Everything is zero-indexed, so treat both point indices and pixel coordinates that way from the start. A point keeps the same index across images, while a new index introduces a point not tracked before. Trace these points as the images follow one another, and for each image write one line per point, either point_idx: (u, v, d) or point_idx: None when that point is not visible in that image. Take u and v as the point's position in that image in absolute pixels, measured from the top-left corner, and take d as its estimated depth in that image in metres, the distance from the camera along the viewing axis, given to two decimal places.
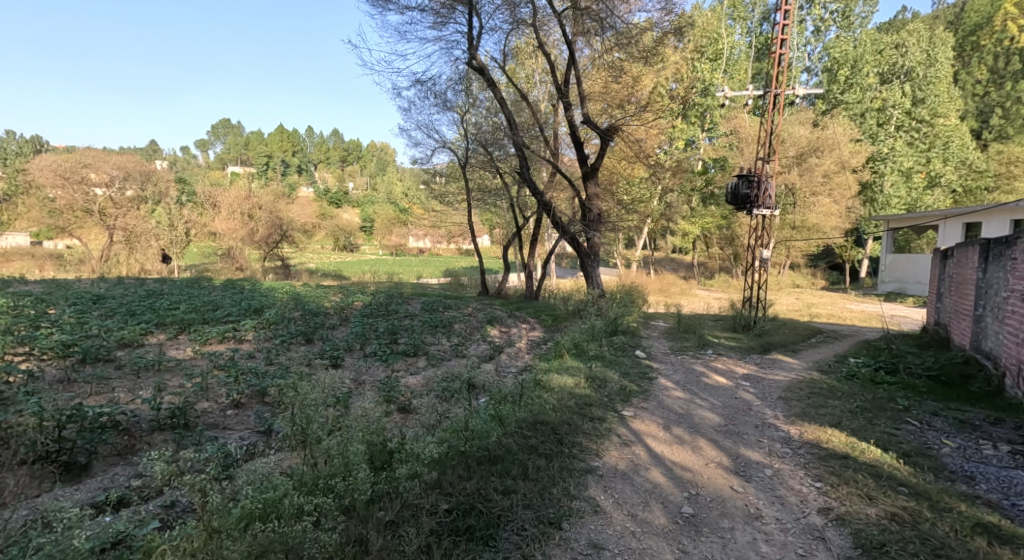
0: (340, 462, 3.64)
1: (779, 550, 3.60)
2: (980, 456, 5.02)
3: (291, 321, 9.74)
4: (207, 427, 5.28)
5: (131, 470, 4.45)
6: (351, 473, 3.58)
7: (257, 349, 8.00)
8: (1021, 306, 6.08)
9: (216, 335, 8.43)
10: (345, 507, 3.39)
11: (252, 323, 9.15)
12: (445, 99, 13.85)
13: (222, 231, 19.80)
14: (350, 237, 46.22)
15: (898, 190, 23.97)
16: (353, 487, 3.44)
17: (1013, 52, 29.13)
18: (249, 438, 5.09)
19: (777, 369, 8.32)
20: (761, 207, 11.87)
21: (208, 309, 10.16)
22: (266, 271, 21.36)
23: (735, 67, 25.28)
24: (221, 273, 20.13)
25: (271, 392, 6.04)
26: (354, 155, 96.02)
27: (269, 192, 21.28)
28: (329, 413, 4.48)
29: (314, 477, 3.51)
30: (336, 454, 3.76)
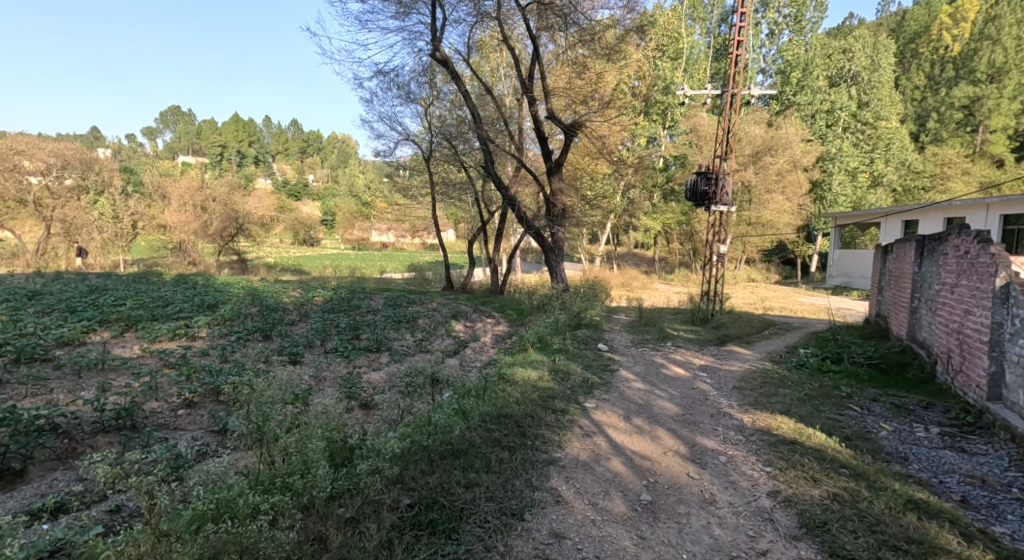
0: (299, 460, 3.62)
1: (731, 532, 3.79)
2: (914, 438, 5.38)
3: (248, 317, 9.54)
4: (156, 428, 5.17)
5: (72, 474, 4.33)
6: (310, 471, 3.57)
7: (210, 346, 7.82)
8: (951, 298, 6.51)
9: (166, 332, 8.19)
10: (304, 505, 3.40)
11: (205, 320, 8.93)
12: (409, 90, 13.75)
13: (173, 224, 19.02)
14: (311, 231, 45.32)
15: (845, 189, 25.10)
16: (311, 485, 3.43)
17: (948, 59, 30.81)
18: (202, 438, 5.01)
19: (732, 360, 8.66)
20: (719, 204, 12.24)
21: (158, 305, 9.84)
22: (221, 266, 20.78)
23: (695, 66, 25.83)
24: (173, 267, 19.49)
25: (225, 390, 5.94)
26: (314, 146, 93.91)
27: (224, 183, 20.66)
28: (286, 410, 4.46)
29: (271, 475, 3.49)
30: (294, 452, 3.75)
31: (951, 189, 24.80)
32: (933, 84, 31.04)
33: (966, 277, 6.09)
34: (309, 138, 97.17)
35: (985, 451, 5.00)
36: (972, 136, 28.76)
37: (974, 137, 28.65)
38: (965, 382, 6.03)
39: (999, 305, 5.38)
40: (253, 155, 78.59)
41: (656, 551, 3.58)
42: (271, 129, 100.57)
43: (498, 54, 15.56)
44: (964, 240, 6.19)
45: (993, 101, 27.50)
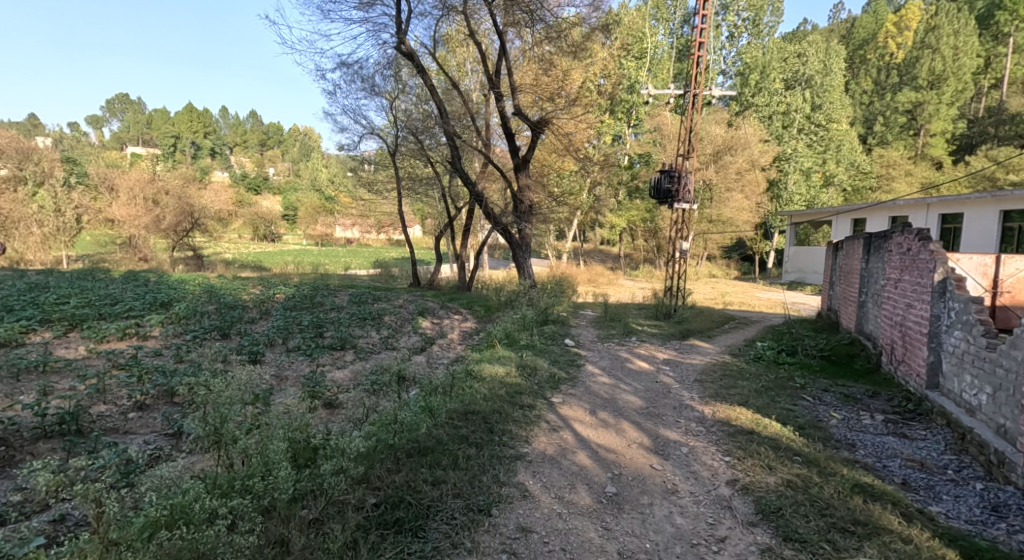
0: (260, 462, 3.61)
1: (692, 521, 3.94)
2: (861, 426, 5.67)
3: (205, 315, 9.33)
4: (105, 432, 5.04)
5: (9, 483, 4.18)
6: (271, 472, 3.56)
7: (164, 346, 7.63)
8: (895, 292, 6.87)
9: (115, 331, 7.92)
10: (265, 507, 3.38)
11: (158, 318, 8.69)
12: (373, 83, 13.61)
13: (121, 218, 18.24)
14: (272, 226, 44.31)
15: (799, 188, 26.02)
16: (272, 487, 3.42)
17: (892, 66, 32.39)
18: (155, 441, 4.92)
19: (693, 354, 8.94)
20: (681, 201, 12.55)
21: (105, 304, 9.51)
22: (175, 261, 20.15)
23: (659, 66, 26.37)
24: (122, 264, 18.75)
25: (179, 391, 5.83)
26: (274, 139, 91.69)
27: (177, 176, 19.99)
28: (245, 410, 4.42)
29: (230, 478, 3.48)
30: (255, 453, 3.72)
31: (896, 190, 26.03)
32: (880, 89, 32.50)
33: (908, 273, 6.45)
34: (269, 130, 94.90)
35: (924, 436, 5.33)
36: (914, 139, 30.23)
37: (916, 140, 30.12)
38: (907, 372, 6.39)
39: (937, 299, 5.72)
40: (210, 147, 76.23)
41: (621, 541, 3.70)
42: (229, 121, 97.77)
43: (465, 49, 15.53)
44: (906, 237, 6.55)
45: (934, 106, 28.98)
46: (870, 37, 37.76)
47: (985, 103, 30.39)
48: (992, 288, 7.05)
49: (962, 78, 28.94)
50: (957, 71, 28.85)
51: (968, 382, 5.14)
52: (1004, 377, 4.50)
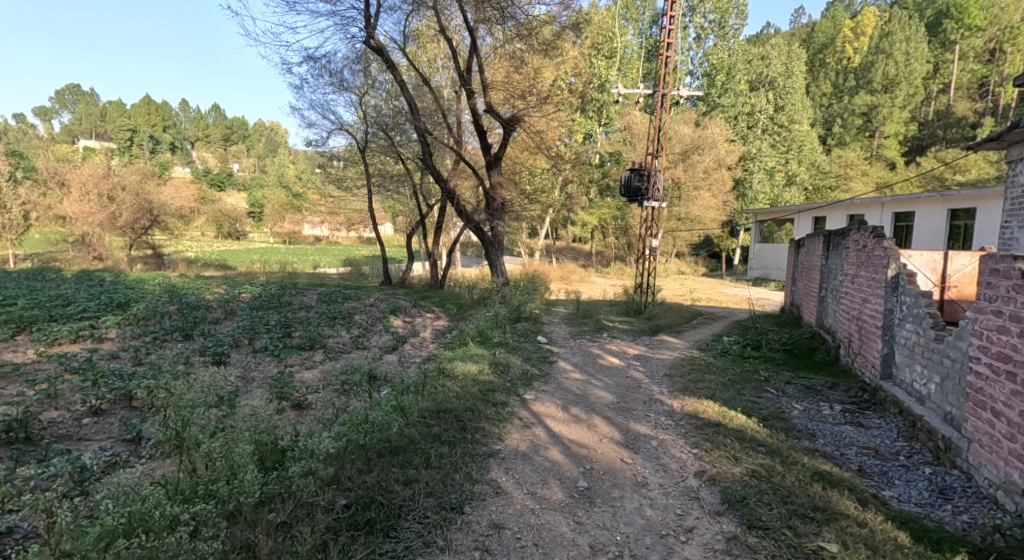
0: (225, 465, 3.57)
1: (661, 512, 4.04)
2: (820, 416, 5.90)
3: (165, 316, 9.11)
4: (56, 440, 4.90)
5: None
6: (236, 476, 3.52)
7: (121, 348, 7.44)
8: (852, 287, 7.16)
9: (68, 334, 7.68)
10: (230, 512, 3.35)
11: (114, 319, 8.45)
12: (341, 78, 13.44)
13: (74, 215, 17.57)
14: (237, 224, 43.35)
15: (764, 187, 26.69)
16: (237, 491, 3.39)
17: (850, 70, 33.55)
18: (112, 447, 4.81)
19: (663, 349, 9.13)
20: (651, 199, 12.74)
21: (57, 305, 9.19)
22: (133, 260, 19.53)
23: (629, 65, 26.71)
24: (75, 262, 18.08)
25: (138, 395, 5.70)
26: (238, 135, 89.61)
27: (134, 171, 19.37)
28: (208, 413, 4.35)
29: (193, 484, 3.43)
30: (219, 457, 3.68)
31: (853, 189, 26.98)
32: (838, 92, 33.61)
33: (864, 269, 6.73)
34: (233, 125, 92.68)
35: (878, 424, 5.57)
36: (869, 140, 31.34)
37: (871, 142, 31.23)
38: (863, 363, 6.66)
39: (890, 293, 5.99)
40: (171, 142, 74.04)
41: (593, 535, 3.77)
42: (191, 115, 95.06)
43: (436, 45, 15.47)
44: (862, 235, 6.84)
45: (889, 109, 30.08)
46: (829, 41, 39.00)
47: (935, 106, 31.72)
48: (940, 283, 7.40)
49: (914, 83, 30.14)
50: (909, 76, 30.10)
51: (919, 372, 5.39)
52: (951, 367, 4.74)
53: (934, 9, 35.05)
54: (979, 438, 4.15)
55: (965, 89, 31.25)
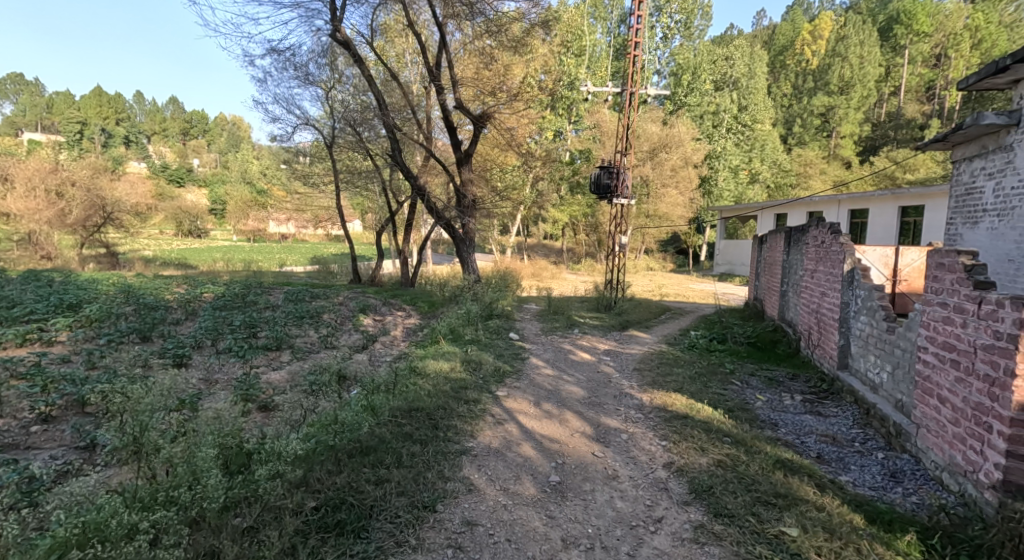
0: (186, 471, 3.52)
1: (631, 503, 4.13)
2: (782, 406, 6.12)
3: (121, 317, 8.85)
4: (4, 450, 4.75)
5: None
6: (199, 481, 3.48)
7: (74, 352, 7.21)
8: (811, 281, 7.43)
9: (14, 337, 7.40)
10: (192, 519, 3.30)
11: (65, 321, 8.19)
12: (307, 72, 13.24)
13: (19, 212, 16.78)
14: (197, 222, 42.15)
15: (728, 184, 27.34)
16: (200, 497, 3.35)
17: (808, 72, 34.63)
18: (64, 456, 4.69)
19: (632, 344, 9.30)
20: (620, 197, 12.88)
21: (3, 307, 8.83)
22: (86, 259, 18.83)
23: (597, 63, 27.00)
24: (21, 262, 17.32)
25: (92, 400, 5.55)
26: (197, 129, 87.11)
27: (85, 166, 18.63)
28: (168, 418, 4.27)
29: (152, 491, 3.37)
30: (181, 462, 3.62)
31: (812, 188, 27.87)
32: (797, 93, 34.62)
33: (822, 264, 6.99)
34: (192, 120, 90.06)
35: (836, 413, 5.81)
36: (827, 140, 32.38)
37: (828, 141, 32.23)
38: (822, 354, 6.94)
39: (846, 287, 6.26)
40: (125, 135, 71.34)
41: (565, 528, 3.82)
42: (148, 109, 91.86)
43: (404, 40, 15.33)
44: (821, 231, 7.09)
45: (845, 110, 31.09)
46: (789, 43, 40.12)
47: (886, 108, 32.98)
48: (892, 277, 7.73)
49: (867, 85, 31.25)
50: (863, 78, 31.17)
51: (873, 362, 5.64)
52: (902, 356, 4.97)
53: (885, 14, 36.40)
54: (928, 423, 4.37)
55: (914, 92, 32.60)
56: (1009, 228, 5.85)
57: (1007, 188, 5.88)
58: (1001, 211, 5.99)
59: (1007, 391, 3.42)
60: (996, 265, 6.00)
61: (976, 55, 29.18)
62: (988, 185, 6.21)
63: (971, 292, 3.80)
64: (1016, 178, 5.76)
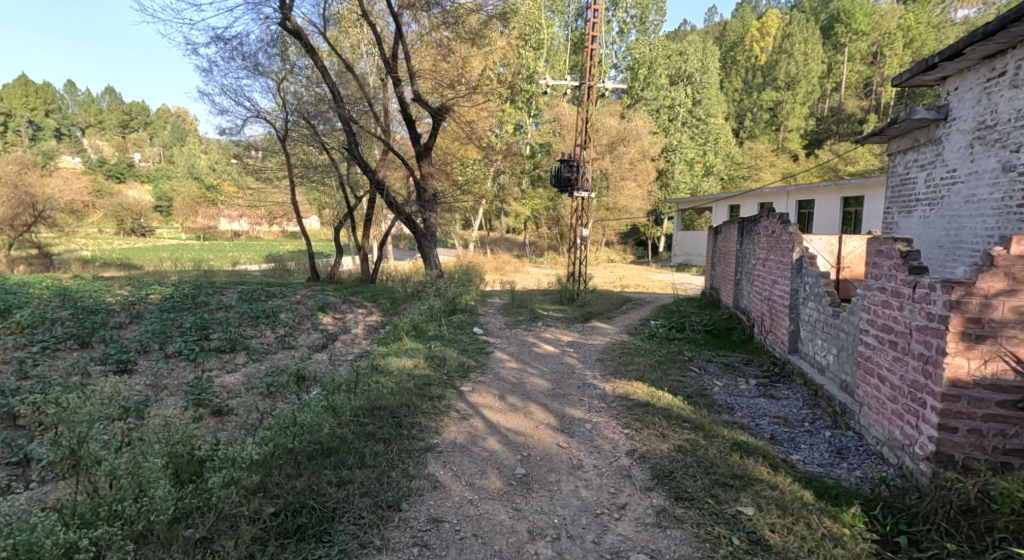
0: (132, 482, 3.40)
1: (596, 492, 4.24)
2: (738, 391, 6.35)
3: (57, 323, 8.47)
4: None
5: None
6: (145, 493, 3.37)
7: (7, 362, 6.87)
8: (763, 270, 7.74)
9: None
10: (139, 533, 3.20)
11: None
12: (256, 62, 12.84)
13: None
14: (140, 219, 40.33)
15: (684, 177, 28.07)
16: (148, 509, 3.25)
17: (758, 68, 35.88)
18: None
19: (595, 335, 9.47)
20: (580, 190, 13.02)
21: None
22: (15, 261, 17.78)
23: (555, 57, 27.28)
24: None
25: (23, 413, 5.32)
26: (137, 121, 83.02)
27: (11, 161, 17.56)
28: (110, 428, 4.10)
29: (95, 506, 3.26)
30: (124, 474, 3.49)
31: (762, 180, 28.90)
32: (747, 88, 35.66)
33: (772, 253, 7.29)
34: (131, 111, 85.74)
35: (787, 395, 6.08)
36: (776, 134, 33.58)
37: (777, 135, 33.47)
38: (774, 340, 7.25)
39: (795, 274, 6.55)
40: (56, 128, 67.39)
41: (531, 520, 3.88)
42: (83, 100, 87.22)
43: (358, 31, 15.02)
44: (771, 221, 7.38)
45: (792, 104, 32.28)
46: (739, 40, 41.25)
47: (829, 103, 34.44)
48: (836, 264, 8.11)
49: (812, 81, 32.49)
50: (807, 75, 32.46)
51: (820, 345, 5.92)
52: (845, 339, 5.24)
53: (827, 14, 37.93)
54: (869, 401, 4.63)
55: (853, 88, 34.15)
56: (939, 217, 6.20)
57: (937, 178, 6.24)
58: (932, 200, 6.35)
59: (938, 369, 3.64)
60: (928, 252, 6.37)
61: (908, 53, 30.80)
62: (920, 176, 6.57)
63: (907, 276, 4.03)
64: (945, 169, 6.11)
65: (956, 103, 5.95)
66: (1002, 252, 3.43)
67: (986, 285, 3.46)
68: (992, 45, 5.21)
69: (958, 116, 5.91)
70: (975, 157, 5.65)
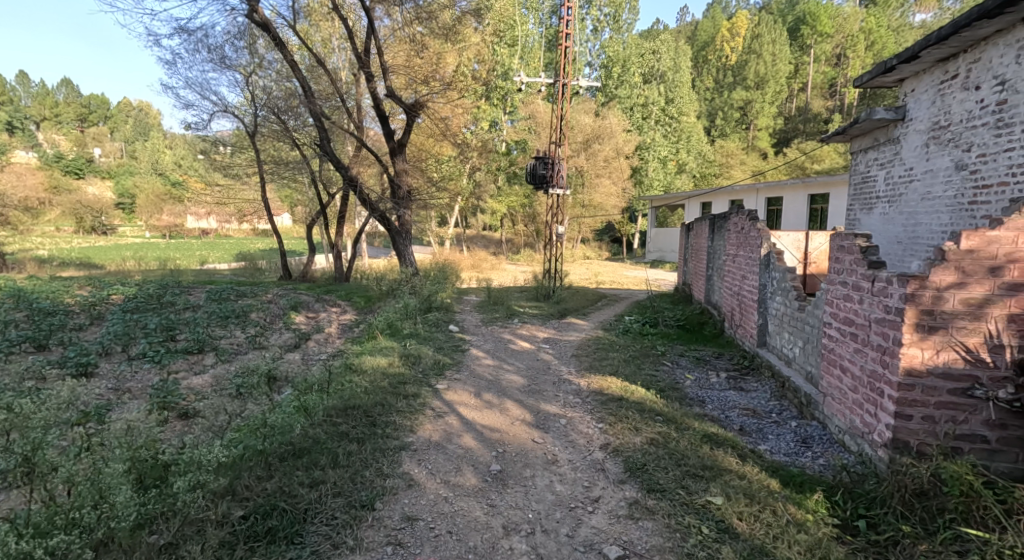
0: (91, 490, 3.29)
1: (570, 486, 4.29)
2: (708, 384, 6.48)
3: (11, 325, 8.20)
4: None
5: None
6: (106, 498, 3.27)
7: None
8: (732, 266, 7.92)
9: None
10: (99, 542, 3.10)
11: None
12: (222, 55, 12.57)
13: None
14: (101, 217, 39.09)
15: (658, 174, 28.40)
16: (108, 516, 3.16)
17: (728, 66, 36.48)
18: None
19: (570, 331, 9.54)
20: (556, 187, 13.06)
21: None
22: None
23: (530, 54, 27.36)
24: None
25: None
26: (97, 115, 80.35)
27: None
28: (68, 433, 3.98)
29: (51, 514, 3.14)
30: (83, 480, 3.39)
31: (733, 178, 29.47)
32: (718, 88, 36.22)
33: (742, 250, 7.46)
34: (89, 104, 82.66)
35: (755, 387, 6.24)
36: (745, 133, 34.24)
37: (747, 133, 34.10)
38: (743, 334, 7.43)
39: (764, 269, 6.72)
40: (10, 121, 64.70)
41: (505, 516, 3.91)
42: (38, 93, 83.94)
43: (330, 25, 14.83)
44: (741, 218, 7.54)
45: (760, 104, 32.95)
46: (710, 40, 41.84)
47: (796, 103, 35.20)
48: (803, 260, 8.33)
49: (779, 82, 33.25)
50: (775, 75, 33.19)
51: (787, 339, 6.08)
52: (811, 332, 5.40)
53: (794, 15, 38.77)
54: (832, 392, 4.78)
55: (818, 89, 34.59)
56: (898, 213, 6.41)
57: (896, 177, 6.45)
58: (891, 197, 6.55)
59: (895, 359, 3.79)
60: (887, 247, 6.58)
61: (870, 56, 31.68)
62: (880, 173, 6.78)
63: (867, 271, 4.17)
64: (903, 168, 6.33)
65: (913, 104, 6.16)
66: (952, 247, 3.57)
67: (937, 278, 3.61)
68: (946, 49, 5.41)
69: (915, 116, 6.11)
70: (930, 156, 5.85)
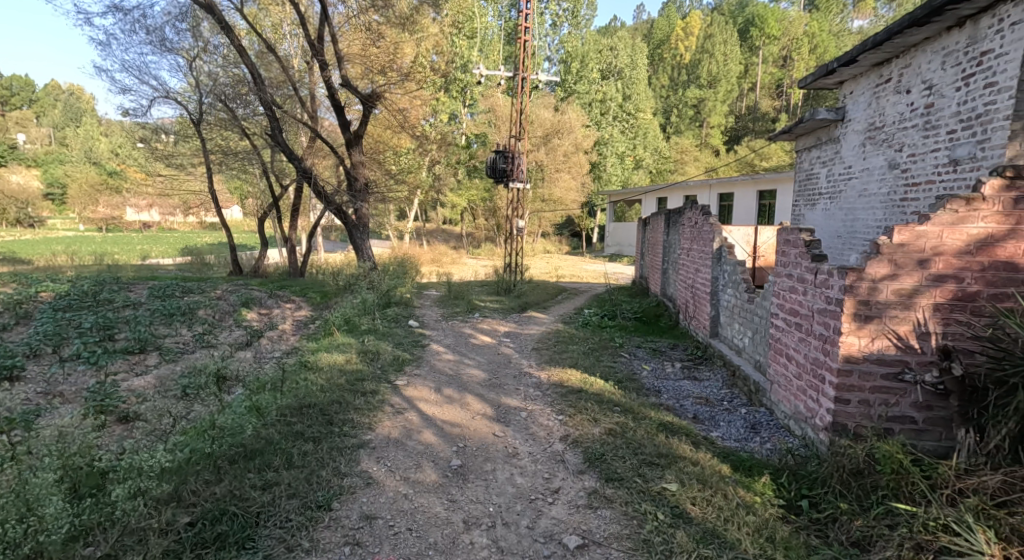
0: (16, 504, 3.16)
1: (530, 478, 4.35)
2: (665, 374, 6.66)
3: None
4: None
5: None
6: (35, 511, 3.15)
7: None
8: (687, 259, 8.13)
9: None
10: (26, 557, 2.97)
11: None
12: (163, 37, 12.01)
13: None
14: (29, 208, 36.64)
15: (615, 170, 28.82)
16: (37, 529, 3.03)
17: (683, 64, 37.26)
18: None
19: (530, 325, 9.61)
20: (515, 180, 13.08)
21: None
22: None
23: (489, 47, 27.26)
24: None
25: None
26: (22, 99, 75.14)
27: None
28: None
29: None
30: (8, 493, 3.24)
31: (687, 174, 30.22)
32: (673, 85, 36.97)
33: (696, 243, 7.66)
34: (12, 86, 76.92)
35: (708, 376, 6.46)
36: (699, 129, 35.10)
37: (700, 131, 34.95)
38: (697, 325, 7.65)
39: (716, 263, 6.94)
40: None
41: (465, 510, 3.94)
42: None
43: (281, 10, 14.38)
44: (694, 213, 7.74)
45: (713, 102, 33.81)
46: (664, 38, 42.67)
47: (746, 102, 36.30)
48: (753, 254, 8.65)
49: (730, 81, 34.26)
50: (727, 74, 34.15)
51: (737, 329, 6.30)
52: (759, 322, 5.62)
53: (743, 17, 40.01)
54: (779, 379, 4.99)
55: (767, 88, 35.88)
56: (838, 209, 6.72)
57: (836, 174, 6.76)
58: (833, 194, 6.86)
59: (834, 346, 4.00)
60: (829, 242, 6.88)
61: (813, 58, 32.96)
62: (822, 171, 7.09)
63: (810, 263, 4.37)
64: (843, 166, 6.63)
65: (851, 105, 6.47)
66: (886, 241, 3.78)
67: (873, 270, 3.82)
68: (880, 53, 5.70)
69: (854, 116, 6.42)
70: (867, 155, 6.16)
